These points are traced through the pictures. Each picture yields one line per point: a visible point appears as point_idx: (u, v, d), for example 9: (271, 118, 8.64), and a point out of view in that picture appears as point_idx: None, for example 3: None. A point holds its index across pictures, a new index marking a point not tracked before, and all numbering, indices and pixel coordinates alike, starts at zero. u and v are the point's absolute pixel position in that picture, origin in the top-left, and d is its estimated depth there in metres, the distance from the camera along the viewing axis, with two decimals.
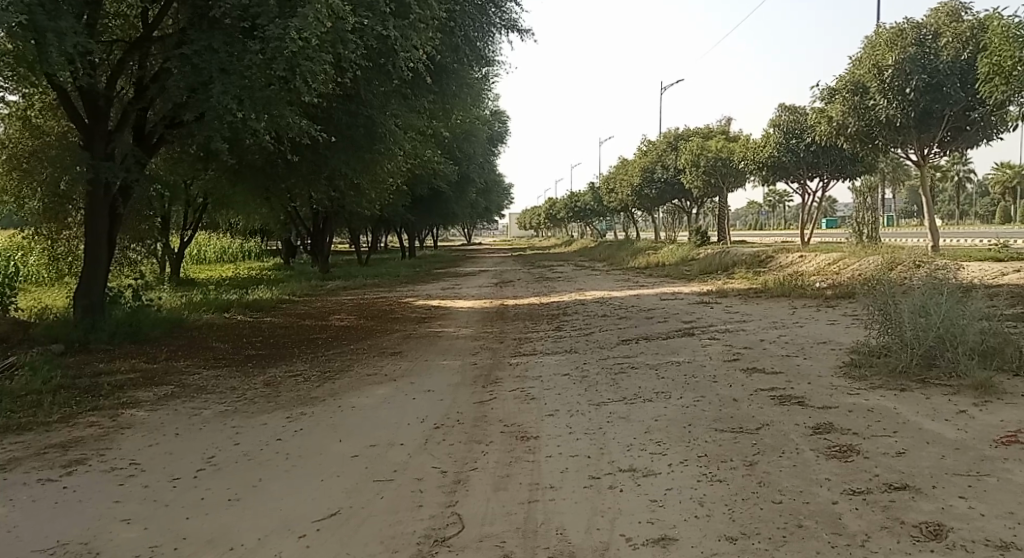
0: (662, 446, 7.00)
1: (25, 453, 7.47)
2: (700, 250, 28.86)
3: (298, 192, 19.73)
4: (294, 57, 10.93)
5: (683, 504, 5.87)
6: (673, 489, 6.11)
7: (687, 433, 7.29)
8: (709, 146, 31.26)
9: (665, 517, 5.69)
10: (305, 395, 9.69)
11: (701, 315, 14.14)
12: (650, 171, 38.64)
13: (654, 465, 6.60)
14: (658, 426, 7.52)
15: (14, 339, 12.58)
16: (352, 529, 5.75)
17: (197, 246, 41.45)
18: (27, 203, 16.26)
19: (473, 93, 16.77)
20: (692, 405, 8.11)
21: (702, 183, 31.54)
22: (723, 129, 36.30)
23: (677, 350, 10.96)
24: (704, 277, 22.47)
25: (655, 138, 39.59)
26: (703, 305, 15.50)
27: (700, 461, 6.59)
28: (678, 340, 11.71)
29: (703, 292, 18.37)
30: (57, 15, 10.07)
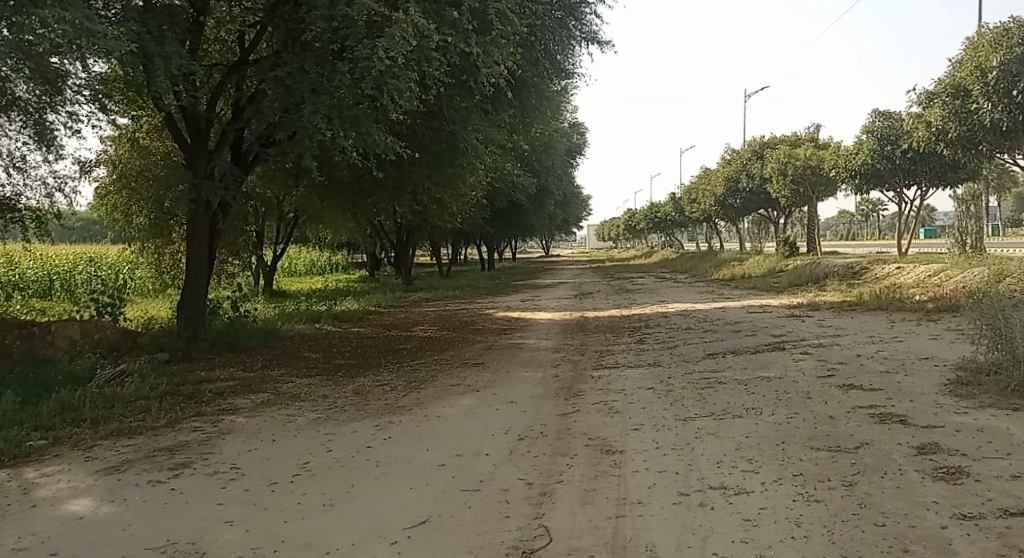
0: (754, 464, 6.81)
1: (136, 455, 7.71)
2: (788, 262, 28.22)
3: (384, 206, 20.10)
4: (381, 76, 11.13)
5: (778, 524, 5.69)
6: (767, 508, 5.94)
7: (781, 451, 7.08)
8: (797, 154, 30.59)
9: (760, 537, 5.53)
10: (393, 404, 9.80)
11: (792, 328, 13.79)
12: (734, 180, 38.09)
13: (746, 483, 6.43)
14: (750, 443, 7.34)
15: (123, 347, 13.01)
16: (441, 538, 5.76)
17: (287, 260, 42.65)
18: (135, 219, 17.00)
19: (553, 105, 16.72)
20: (785, 422, 7.88)
21: (790, 192, 30.85)
22: (812, 136, 35.48)
23: (767, 365, 10.68)
24: (795, 289, 21.90)
25: (741, 146, 38.89)
26: (794, 318, 15.12)
27: (796, 480, 6.39)
28: (768, 354, 11.45)
29: (793, 305, 17.92)
30: (165, 41, 10.61)
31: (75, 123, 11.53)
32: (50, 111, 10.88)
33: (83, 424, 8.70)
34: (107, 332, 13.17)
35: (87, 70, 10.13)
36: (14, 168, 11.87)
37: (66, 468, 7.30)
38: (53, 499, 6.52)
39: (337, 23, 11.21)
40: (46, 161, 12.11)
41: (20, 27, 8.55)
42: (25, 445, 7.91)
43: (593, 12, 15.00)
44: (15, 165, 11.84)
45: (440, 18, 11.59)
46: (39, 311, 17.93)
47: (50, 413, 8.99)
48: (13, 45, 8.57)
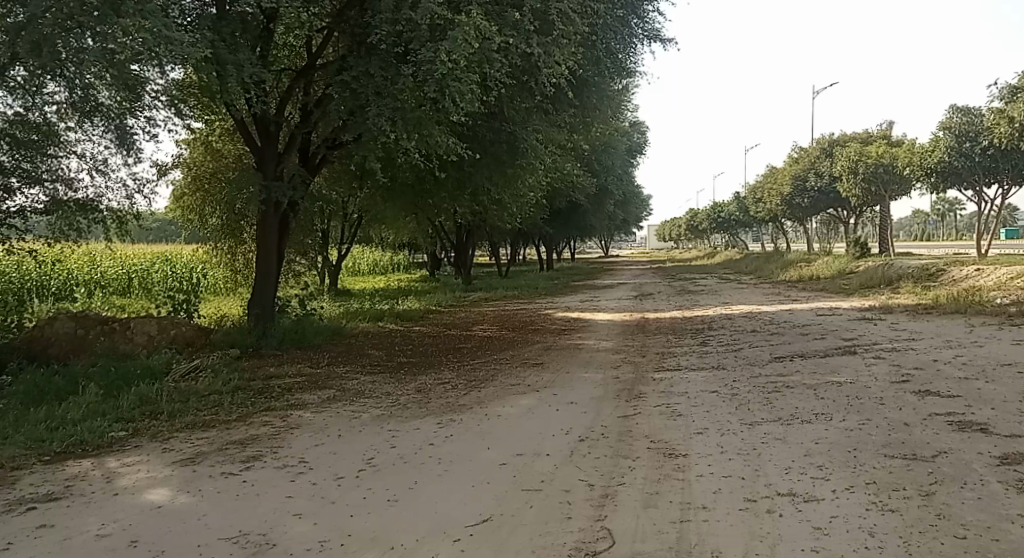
0: (824, 471, 6.69)
1: (210, 448, 7.92)
2: (859, 263, 27.61)
3: (445, 207, 20.27)
4: (444, 78, 11.23)
5: (851, 533, 5.58)
6: (839, 516, 5.83)
7: (853, 457, 6.95)
8: (869, 152, 29.92)
9: (831, 546, 5.43)
10: (453, 402, 9.89)
11: (863, 332, 13.50)
12: (802, 179, 37.42)
13: (817, 490, 6.32)
14: (820, 450, 7.21)
15: (197, 343, 13.36)
16: (503, 537, 5.79)
17: (351, 259, 43.41)
18: (209, 219, 17.51)
19: (614, 104, 16.59)
20: (857, 428, 7.72)
21: (862, 191, 30.19)
22: (885, 133, 34.67)
23: (837, 369, 10.47)
24: (866, 291, 21.41)
25: (809, 144, 38.16)
26: (866, 321, 14.80)
27: (869, 489, 6.26)
28: (839, 358, 11.22)
29: (864, 307, 17.53)
30: (238, 49, 11.02)
31: (153, 128, 11.87)
32: (129, 117, 11.24)
33: (160, 417, 8.97)
34: (182, 329, 13.54)
35: (164, 77, 10.45)
36: (96, 170, 12.28)
37: (144, 459, 7.54)
38: (132, 488, 6.73)
39: (401, 27, 11.36)
40: (126, 164, 12.50)
41: (104, 36, 8.94)
42: (107, 436, 8.19)
43: (656, 10, 14.86)
44: (97, 167, 12.25)
45: (502, 19, 11.64)
46: (118, 308, 18.55)
47: (129, 405, 9.30)
48: (98, 53, 8.96)
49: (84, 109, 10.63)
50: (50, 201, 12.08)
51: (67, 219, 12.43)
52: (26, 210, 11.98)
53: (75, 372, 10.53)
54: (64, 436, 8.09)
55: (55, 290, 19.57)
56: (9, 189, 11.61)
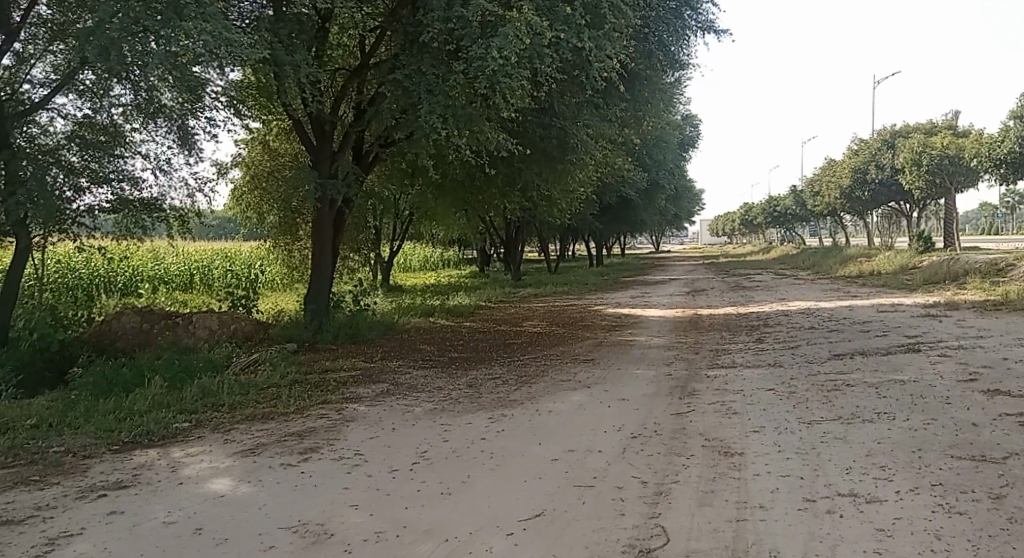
0: (887, 471, 6.62)
1: (269, 439, 8.13)
2: (922, 258, 27.04)
3: (496, 203, 20.37)
4: (494, 75, 11.29)
5: (915, 536, 5.53)
6: (902, 519, 5.77)
7: (918, 458, 6.86)
8: (933, 142, 29.27)
9: (894, 548, 5.39)
10: (505, 397, 10.00)
11: (927, 329, 13.25)
12: (863, 172, 36.76)
13: (879, 491, 6.26)
14: (883, 450, 7.13)
15: (255, 338, 13.68)
16: (557, 532, 5.86)
17: (403, 256, 43.94)
18: (267, 216, 17.90)
19: (667, 98, 16.46)
20: (921, 428, 7.61)
21: (926, 183, 29.55)
22: (950, 123, 33.87)
23: (899, 368, 10.30)
24: (930, 287, 20.95)
25: (869, 136, 37.43)
26: (931, 318, 14.52)
27: (935, 490, 6.19)
28: (901, 356, 11.04)
29: (927, 304, 17.18)
30: (294, 49, 11.26)
31: (213, 128, 12.17)
32: (191, 118, 11.58)
33: (221, 409, 9.22)
34: (241, 324, 13.87)
35: (225, 78, 10.72)
36: (160, 170, 12.63)
37: (207, 449, 7.76)
38: (196, 478, 6.95)
39: (453, 24, 11.49)
40: (188, 164, 12.85)
41: (167, 39, 9.22)
42: (171, 427, 8.46)
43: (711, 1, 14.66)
44: (161, 167, 12.60)
45: (552, 14, 11.64)
46: (180, 303, 19.03)
47: (192, 397, 9.59)
48: (162, 56, 9.28)
49: (149, 111, 10.99)
50: (117, 199, 12.35)
51: (133, 217, 12.79)
52: (96, 211, 12.19)
53: (140, 365, 10.88)
54: (131, 426, 8.37)
55: (122, 286, 20.09)
56: (78, 190, 11.84)
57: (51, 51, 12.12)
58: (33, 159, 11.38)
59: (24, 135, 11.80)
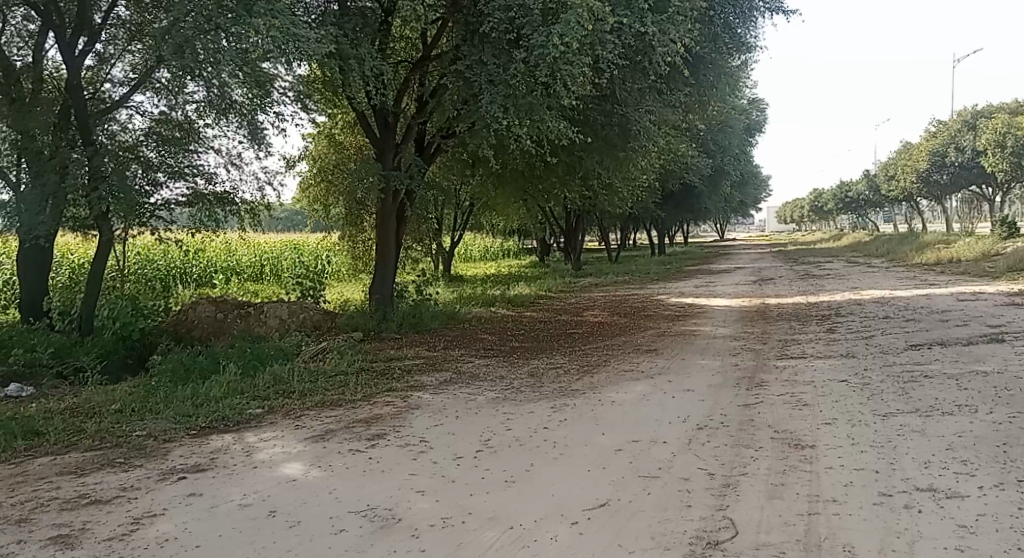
0: (968, 466, 6.52)
1: (338, 426, 8.34)
2: (1004, 244, 26.19)
3: (558, 193, 20.40)
4: (555, 63, 11.33)
5: (1000, 533, 5.45)
6: (985, 515, 5.69)
7: (1002, 453, 6.73)
8: (1017, 123, 28.26)
9: (977, 545, 5.32)
10: (568, 386, 10.08)
11: (1011, 318, 12.87)
12: (941, 154, 35.75)
13: (960, 486, 6.17)
14: (963, 444, 7.01)
15: (324, 326, 14.02)
16: (622, 522, 5.91)
17: (464, 246, 44.34)
18: (333, 208, 18.29)
19: (733, 83, 16.22)
20: (1005, 422, 7.46)
21: (1010, 165, 28.55)
22: None
23: (980, 359, 10.05)
24: (1014, 275, 20.28)
25: (949, 118, 36.33)
26: (1015, 307, 14.08)
27: (1020, 487, 6.08)
28: (983, 346, 10.76)
29: (1011, 292, 16.67)
30: (359, 43, 11.54)
31: (281, 122, 12.44)
32: (260, 113, 11.85)
33: (292, 395, 9.49)
34: (310, 313, 14.20)
35: (292, 73, 10.97)
36: (232, 165, 12.98)
37: (279, 435, 8.01)
38: (270, 462, 7.18)
39: (514, 13, 11.57)
40: (258, 158, 13.16)
41: (239, 36, 9.53)
42: (245, 412, 8.74)
43: None
44: (232, 162, 12.94)
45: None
46: (252, 293, 19.53)
47: (265, 384, 9.89)
48: (233, 54, 9.58)
49: (222, 106, 11.33)
50: (192, 193, 12.74)
51: (207, 210, 13.15)
52: (172, 205, 12.58)
53: (216, 353, 11.26)
54: (207, 411, 8.67)
55: (197, 277, 20.69)
56: (156, 184, 12.14)
57: (130, 50, 12.82)
58: (115, 155, 11.85)
59: (105, 133, 12.22)
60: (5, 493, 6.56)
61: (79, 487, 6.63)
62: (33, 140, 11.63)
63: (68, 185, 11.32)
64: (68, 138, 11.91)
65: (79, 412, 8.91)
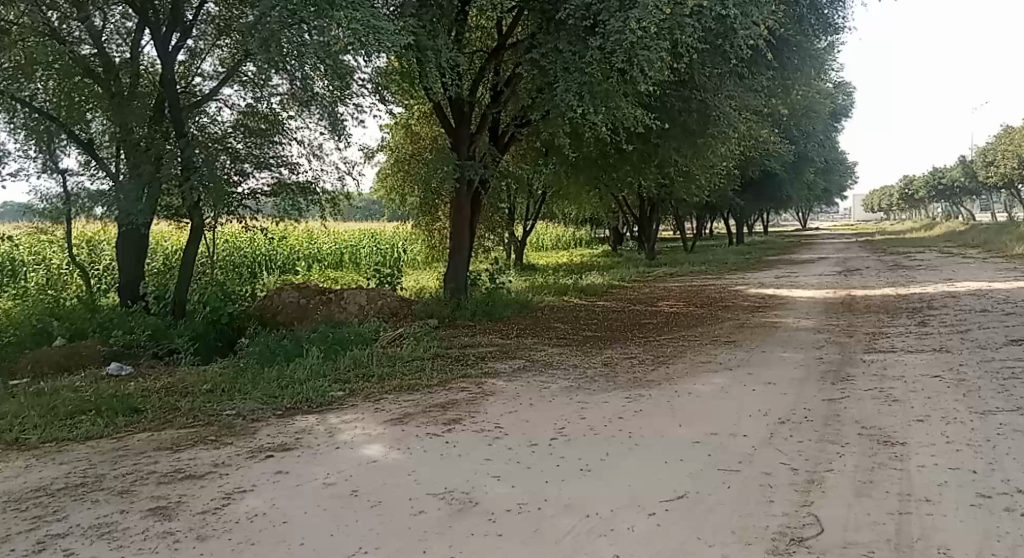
0: None
1: (415, 409, 8.45)
2: None
3: (634, 180, 20.22)
4: (632, 49, 11.21)
5: None
6: None
7: None
8: None
9: None
10: (642, 377, 9.99)
11: None
12: None
13: None
14: None
15: (402, 312, 14.21)
16: (701, 514, 5.83)
17: (536, 234, 44.42)
18: (409, 197, 18.52)
19: (819, 65, 15.76)
20: None
21: None
22: None
23: None
24: None
25: None
26: None
27: None
28: None
29: None
30: (435, 34, 11.67)
31: (361, 113, 12.60)
32: (341, 104, 12.00)
33: (372, 379, 9.65)
34: (388, 299, 14.40)
35: (371, 65, 11.09)
36: (314, 155, 13.23)
37: (360, 417, 8.15)
38: (352, 443, 7.32)
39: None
40: (339, 148, 13.36)
41: (321, 29, 9.70)
42: (328, 394, 8.93)
43: None
44: (314, 153, 13.19)
45: None
46: (332, 280, 19.94)
47: (345, 367, 10.09)
48: (315, 47, 9.78)
49: (304, 98, 11.53)
50: (276, 182, 13.04)
51: (291, 200, 13.39)
52: (258, 195, 12.90)
53: (298, 336, 11.52)
54: (292, 393, 8.89)
55: (281, 264, 21.21)
56: (243, 174, 12.60)
57: (219, 45, 13.13)
58: (205, 146, 12.23)
59: (196, 125, 12.68)
60: (108, 465, 6.85)
61: (174, 462, 6.87)
62: (131, 133, 12.23)
63: (162, 175, 11.84)
64: (163, 131, 12.31)
65: (173, 390, 9.24)
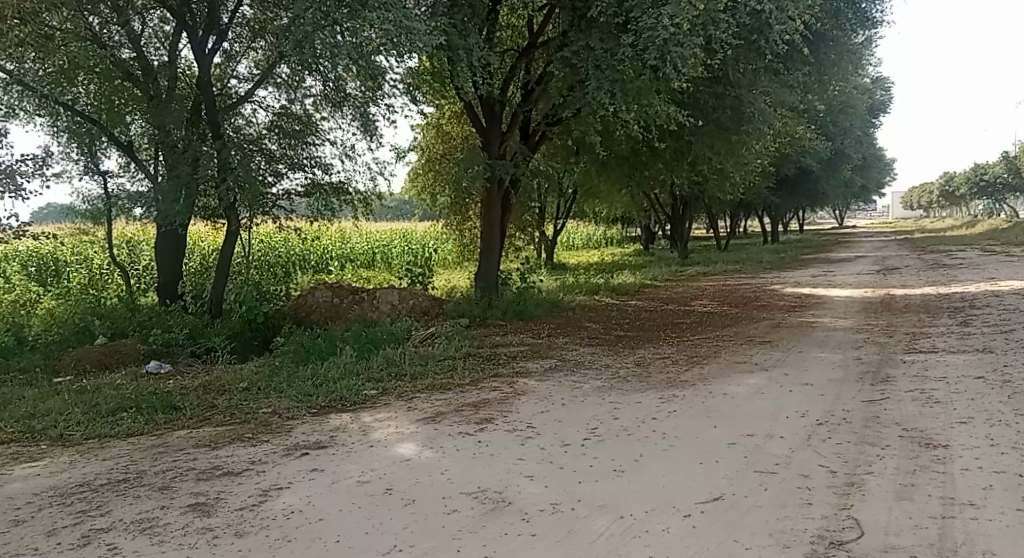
0: None
1: (448, 408, 8.44)
2: None
3: (666, 178, 20.07)
4: (665, 45, 11.10)
5: None
6: None
7: None
8: None
9: None
10: (676, 377, 9.90)
11: None
12: None
13: None
14: None
15: (433, 312, 14.22)
16: (738, 517, 5.76)
17: (568, 234, 44.31)
18: (439, 197, 18.55)
19: (857, 60, 15.52)
20: None
21: None
22: None
23: None
24: None
25: None
26: None
27: None
28: None
29: None
30: (466, 33, 11.67)
31: (393, 114, 12.64)
32: (373, 105, 12.03)
33: (404, 378, 9.66)
34: (420, 299, 14.41)
35: (403, 66, 11.12)
36: (347, 156, 13.29)
37: (394, 416, 8.16)
38: (385, 441, 7.33)
39: None
40: (371, 149, 13.42)
41: (354, 30, 9.74)
42: (361, 393, 8.96)
43: None
44: (347, 153, 13.26)
45: None
46: (364, 279, 20.04)
47: (378, 366, 10.12)
48: (348, 48, 9.84)
49: (336, 99, 11.60)
50: (310, 183, 13.13)
51: (325, 200, 13.45)
52: (292, 195, 13.01)
53: (332, 335, 11.58)
54: (326, 391, 8.93)
55: (315, 263, 21.35)
56: (278, 174, 12.72)
57: (254, 47, 13.27)
58: (240, 147, 12.36)
59: (231, 126, 12.73)
60: (148, 461, 6.92)
61: (212, 459, 6.92)
62: (169, 135, 12.23)
63: (199, 176, 11.86)
64: (200, 132, 12.41)
65: (211, 388, 9.32)
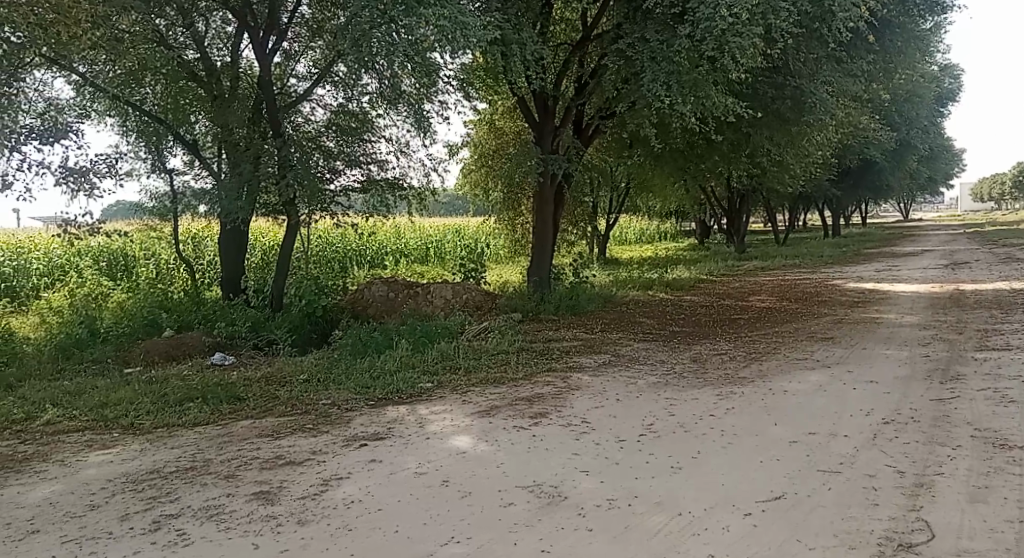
0: None
1: (502, 402, 8.41)
2: None
3: (723, 171, 19.77)
4: (723, 35, 10.89)
5: None
6: None
7: None
8: None
9: None
10: (733, 373, 9.73)
11: None
12: None
13: None
14: None
15: (487, 306, 14.20)
16: (801, 516, 5.61)
17: (620, 229, 43.97)
18: (491, 192, 18.55)
19: (924, 47, 15.10)
20: None
21: None
22: None
23: None
24: None
25: None
26: None
27: None
28: None
29: None
30: (520, 28, 11.64)
31: (446, 109, 12.66)
32: (427, 101, 12.04)
33: (459, 371, 9.66)
34: (473, 293, 14.37)
35: (456, 61, 11.09)
36: (402, 152, 13.34)
37: (449, 409, 8.16)
38: (441, 434, 7.33)
39: None
40: (426, 145, 13.45)
41: (411, 27, 9.76)
42: (417, 386, 8.98)
43: None
44: (402, 150, 13.32)
45: None
46: (419, 275, 20.18)
47: (433, 359, 10.15)
48: (403, 45, 9.88)
49: (391, 97, 11.65)
50: (366, 179, 13.19)
51: (380, 196, 13.41)
52: (349, 192, 13.10)
53: (387, 329, 11.63)
54: (383, 384, 8.96)
55: (371, 259, 21.53)
56: (335, 171, 12.87)
57: (312, 47, 13.44)
58: (300, 145, 12.54)
59: (292, 123, 13.06)
60: (213, 450, 7.02)
61: (274, 449, 6.99)
62: (232, 133, 12.48)
63: (261, 173, 12.06)
64: (261, 130, 12.62)
65: (271, 380, 9.44)
